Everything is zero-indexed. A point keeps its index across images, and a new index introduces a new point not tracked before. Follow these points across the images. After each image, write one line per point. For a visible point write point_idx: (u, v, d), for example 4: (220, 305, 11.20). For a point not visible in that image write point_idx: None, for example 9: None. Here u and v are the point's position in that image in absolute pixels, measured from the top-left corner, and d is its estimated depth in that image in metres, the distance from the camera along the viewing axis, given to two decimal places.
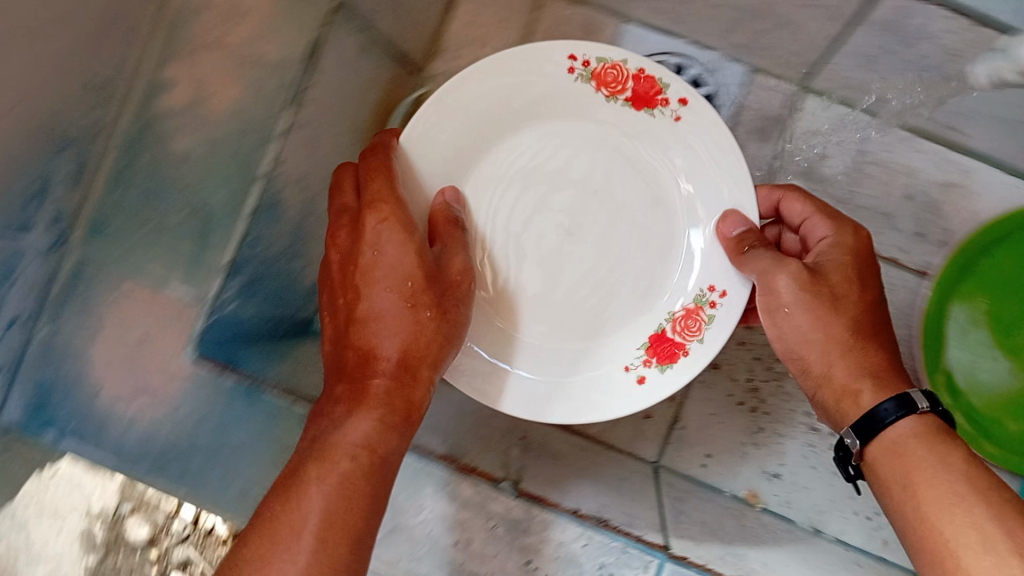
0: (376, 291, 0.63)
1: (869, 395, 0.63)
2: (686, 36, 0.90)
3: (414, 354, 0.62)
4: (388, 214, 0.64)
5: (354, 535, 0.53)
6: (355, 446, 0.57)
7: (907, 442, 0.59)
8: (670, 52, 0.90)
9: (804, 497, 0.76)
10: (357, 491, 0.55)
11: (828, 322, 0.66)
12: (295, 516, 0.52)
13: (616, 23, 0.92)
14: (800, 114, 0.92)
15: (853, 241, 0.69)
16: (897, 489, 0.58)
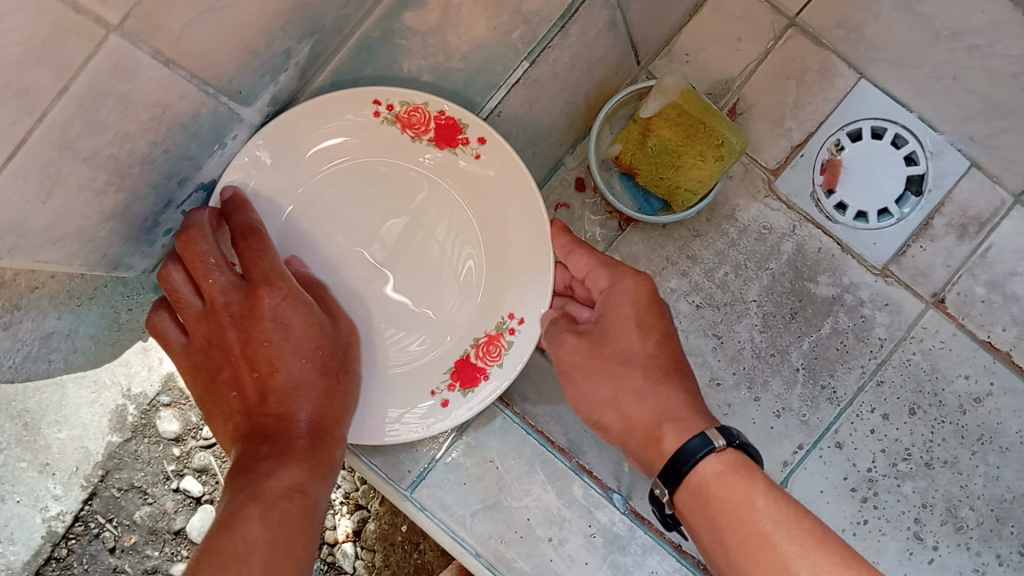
0: (287, 356, 0.54)
1: (671, 441, 0.51)
2: (918, 112, 0.76)
3: (325, 417, 0.54)
4: (287, 291, 0.54)
5: (298, 560, 0.48)
6: (272, 502, 0.49)
7: (709, 480, 0.49)
8: (891, 123, 0.76)
9: None
10: (296, 529, 0.49)
11: (621, 381, 0.54)
12: (242, 564, 0.45)
13: (854, 76, 0.76)
14: (1003, 224, 0.74)
15: (634, 292, 0.56)
16: (713, 536, 0.48)
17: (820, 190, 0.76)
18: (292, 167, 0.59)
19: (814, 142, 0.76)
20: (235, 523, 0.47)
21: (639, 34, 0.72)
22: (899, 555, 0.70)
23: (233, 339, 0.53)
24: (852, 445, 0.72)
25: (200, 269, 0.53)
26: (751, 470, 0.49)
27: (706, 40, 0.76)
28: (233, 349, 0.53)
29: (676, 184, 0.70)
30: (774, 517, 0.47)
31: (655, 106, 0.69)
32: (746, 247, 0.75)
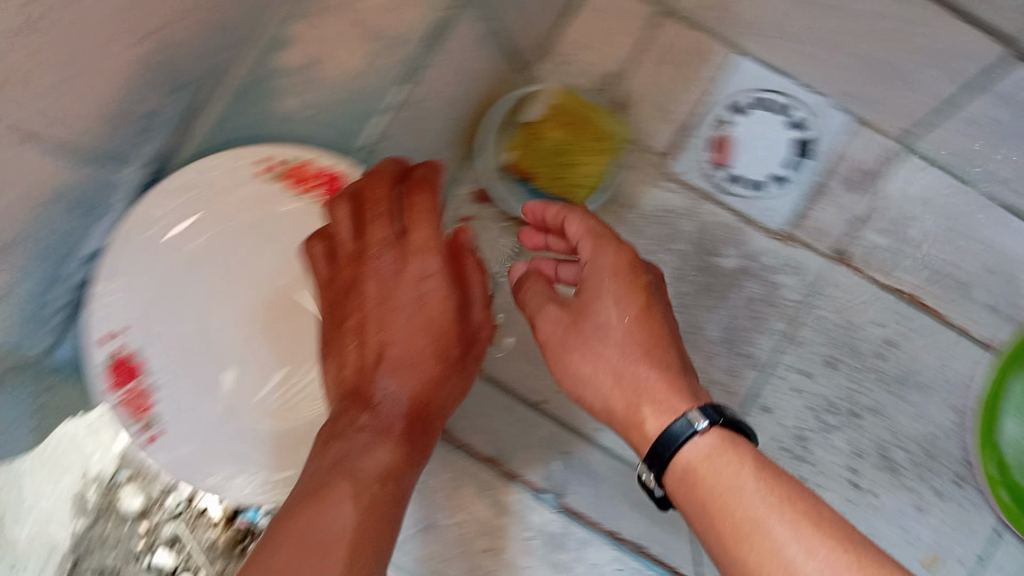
0: (393, 334, 0.56)
1: (656, 419, 0.49)
2: (796, 77, 0.77)
3: (431, 402, 0.57)
4: (427, 269, 0.56)
5: (374, 550, 0.50)
6: (361, 483, 0.52)
7: (697, 459, 0.47)
8: (775, 92, 0.76)
9: None
10: (372, 523, 0.50)
11: (605, 353, 0.52)
12: (323, 556, 0.47)
13: (729, 53, 0.77)
14: (892, 172, 0.76)
15: (610, 260, 0.54)
16: (699, 515, 0.46)
17: (710, 166, 0.77)
18: (157, 249, 0.59)
19: (699, 122, 0.77)
20: (331, 501, 0.50)
21: (507, 46, 0.74)
22: (839, 503, 0.73)
23: (366, 290, 0.56)
24: (780, 408, 0.74)
25: (373, 211, 0.56)
26: (747, 450, 0.47)
27: (581, 38, 0.78)
28: (367, 299, 0.56)
29: (569, 180, 0.72)
30: (762, 502, 0.45)
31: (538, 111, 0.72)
32: (649, 233, 0.77)
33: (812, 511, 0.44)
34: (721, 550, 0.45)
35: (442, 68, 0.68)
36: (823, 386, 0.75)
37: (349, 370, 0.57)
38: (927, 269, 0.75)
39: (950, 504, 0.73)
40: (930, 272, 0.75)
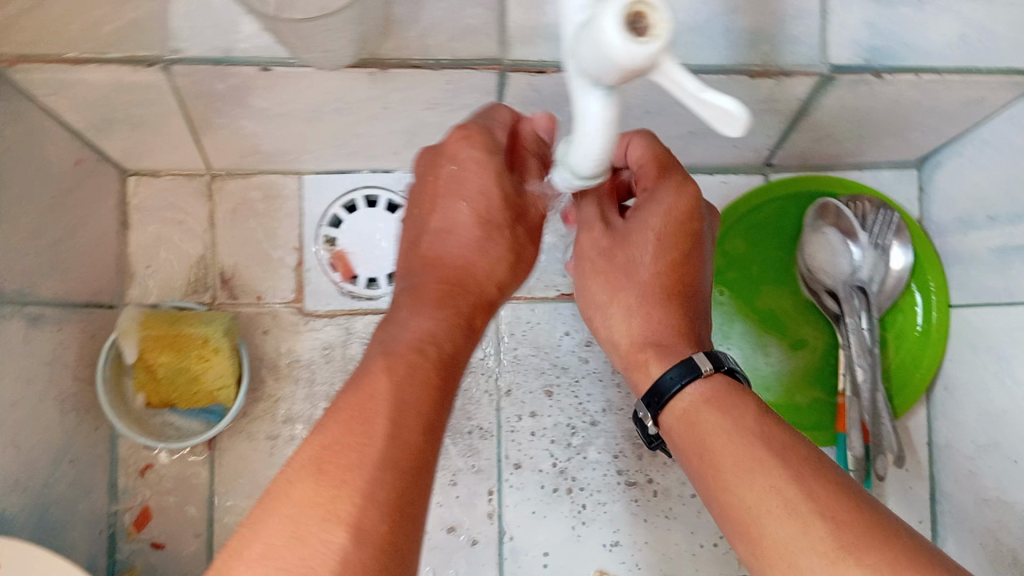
0: (461, 206, 0.54)
1: (658, 365, 0.53)
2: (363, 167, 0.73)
3: (481, 272, 0.55)
4: (472, 138, 0.53)
5: (429, 424, 0.44)
6: (394, 357, 0.47)
7: (691, 405, 0.51)
8: (354, 190, 0.74)
9: (649, 548, 0.75)
10: (430, 387, 0.46)
11: (617, 290, 0.56)
12: (373, 418, 0.43)
13: (291, 177, 0.73)
14: None
15: (676, 202, 0.54)
16: (700, 459, 0.49)
17: (343, 285, 0.73)
18: None
19: (306, 251, 0.74)
20: (370, 381, 0.44)
21: (78, 300, 0.66)
22: (627, 509, 0.75)
23: (444, 197, 0.55)
24: (527, 458, 0.75)
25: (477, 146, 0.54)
26: (745, 399, 0.50)
27: (154, 236, 0.73)
28: (435, 187, 0.56)
29: (205, 390, 0.68)
30: (757, 449, 0.46)
31: (132, 348, 0.67)
32: (326, 377, 0.73)
33: (810, 462, 0.45)
34: (713, 494, 0.47)
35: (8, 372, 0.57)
36: (549, 417, 0.76)
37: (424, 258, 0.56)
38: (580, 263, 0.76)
39: None
40: None
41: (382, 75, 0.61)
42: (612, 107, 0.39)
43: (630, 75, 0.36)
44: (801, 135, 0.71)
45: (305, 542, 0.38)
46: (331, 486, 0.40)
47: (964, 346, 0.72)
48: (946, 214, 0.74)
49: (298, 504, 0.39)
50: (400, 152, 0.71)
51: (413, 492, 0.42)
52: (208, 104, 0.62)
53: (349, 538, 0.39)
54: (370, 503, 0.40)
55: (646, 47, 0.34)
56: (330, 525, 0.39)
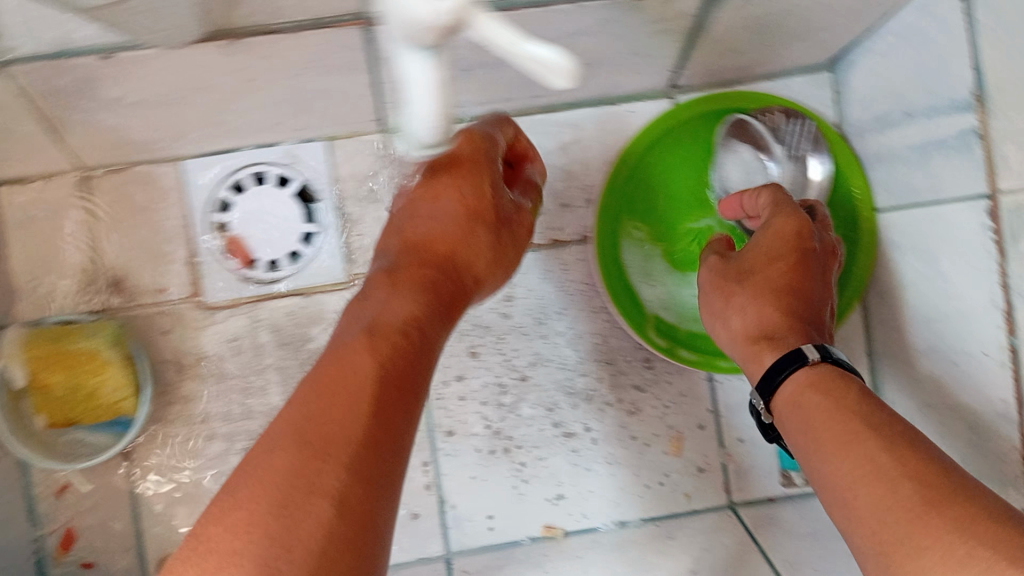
0: (439, 196, 0.51)
1: (771, 355, 0.55)
2: (244, 144, 0.68)
3: (462, 258, 0.51)
4: (467, 136, 0.51)
5: (400, 427, 0.40)
6: (376, 338, 0.43)
7: (798, 384, 0.53)
8: (239, 170, 0.69)
9: (596, 496, 0.71)
10: (398, 368, 0.42)
11: (739, 301, 0.59)
12: (347, 405, 0.39)
13: (171, 165, 0.69)
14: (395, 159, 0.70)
15: (780, 223, 0.59)
16: (806, 437, 0.50)
17: (242, 272, 0.70)
18: None
19: (200, 242, 0.69)
20: (350, 356, 0.41)
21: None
22: (569, 462, 0.71)
23: (428, 179, 0.52)
24: (459, 423, 0.71)
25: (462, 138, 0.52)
26: (850, 383, 0.51)
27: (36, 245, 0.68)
28: (422, 173, 0.52)
29: (106, 401, 0.65)
30: (846, 429, 0.47)
31: (20, 372, 0.63)
32: (238, 370, 0.70)
33: (904, 437, 0.46)
34: (836, 491, 0.47)
35: None
36: (476, 377, 0.71)
37: (404, 242, 0.52)
38: None
39: (655, 389, 0.72)
40: None
41: (241, 47, 0.56)
42: (436, 70, 0.35)
43: (439, 33, 0.32)
44: (703, 52, 0.66)
45: (289, 509, 0.35)
46: (314, 452, 0.37)
47: (894, 251, 0.69)
48: (864, 115, 0.70)
49: (246, 484, 0.36)
50: (281, 123, 0.67)
51: (389, 468, 0.38)
52: (58, 103, 0.57)
53: (334, 511, 0.35)
54: (354, 470, 0.37)
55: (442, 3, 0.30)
56: (315, 496, 0.35)
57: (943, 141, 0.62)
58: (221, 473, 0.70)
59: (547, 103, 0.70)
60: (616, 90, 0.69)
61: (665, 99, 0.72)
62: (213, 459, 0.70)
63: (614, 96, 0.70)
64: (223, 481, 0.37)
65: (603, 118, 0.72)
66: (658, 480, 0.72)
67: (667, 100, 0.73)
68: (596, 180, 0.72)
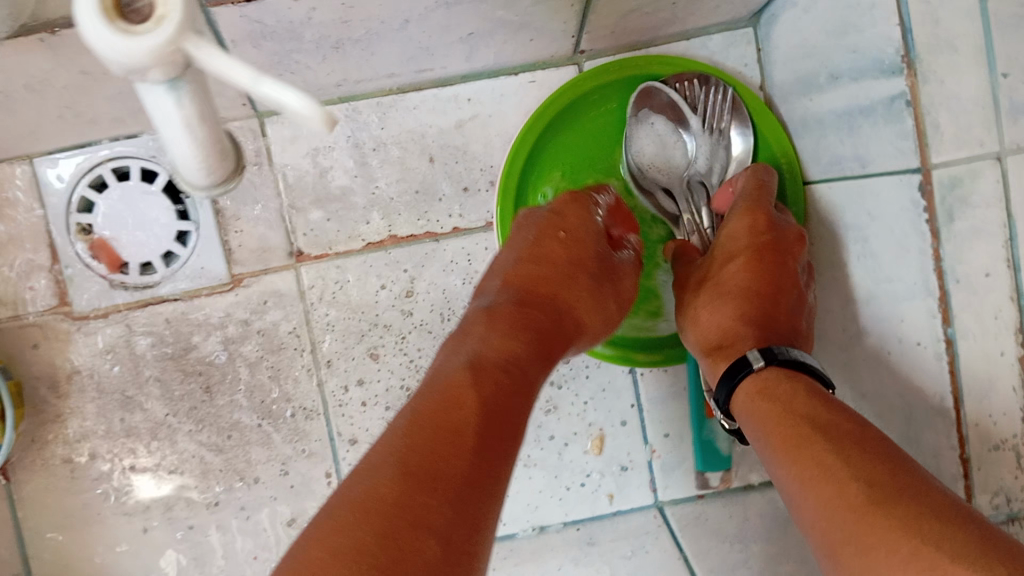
0: (568, 232, 0.57)
1: (722, 363, 0.54)
2: (100, 138, 0.61)
3: (567, 301, 0.54)
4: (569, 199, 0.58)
5: (501, 472, 0.39)
6: (481, 373, 0.44)
7: (760, 381, 0.50)
8: (99, 166, 0.63)
9: (514, 501, 0.66)
10: (505, 410, 0.42)
11: (698, 304, 0.57)
12: (456, 437, 0.38)
13: (22, 165, 0.62)
14: (272, 146, 0.63)
15: (747, 219, 0.57)
16: (763, 445, 0.47)
17: (112, 278, 0.64)
18: None
19: (63, 247, 0.63)
20: (454, 397, 0.41)
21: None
22: None
23: (535, 233, 0.56)
24: (361, 431, 0.66)
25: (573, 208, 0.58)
26: (802, 384, 0.48)
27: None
28: (541, 220, 0.57)
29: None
30: (803, 425, 0.45)
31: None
32: (115, 384, 0.64)
33: (858, 432, 0.43)
34: (792, 497, 0.43)
35: None
36: (377, 380, 0.66)
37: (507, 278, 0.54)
38: (384, 200, 0.65)
39: (573, 385, 0.67)
40: (385, 202, 0.65)
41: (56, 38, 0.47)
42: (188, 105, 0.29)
43: (164, 70, 0.27)
44: (604, 14, 0.59)
45: (395, 539, 0.33)
46: (414, 483, 0.35)
47: (822, 226, 0.63)
48: (788, 76, 0.64)
49: (383, 486, 0.35)
50: (137, 113, 0.60)
51: (489, 509, 0.37)
52: None
53: (440, 550, 0.33)
54: (454, 506, 0.35)
55: (144, 36, 0.25)
56: (421, 525, 0.34)
57: (867, 109, 0.56)
58: (107, 493, 0.65)
59: (437, 78, 0.63)
60: (512, 59, 0.63)
61: (568, 66, 0.65)
62: (97, 480, 0.65)
63: (511, 65, 0.63)
64: (329, 500, 0.36)
65: (501, 90, 0.65)
66: (579, 481, 0.67)
67: (573, 67, 0.66)
68: (498, 159, 0.66)
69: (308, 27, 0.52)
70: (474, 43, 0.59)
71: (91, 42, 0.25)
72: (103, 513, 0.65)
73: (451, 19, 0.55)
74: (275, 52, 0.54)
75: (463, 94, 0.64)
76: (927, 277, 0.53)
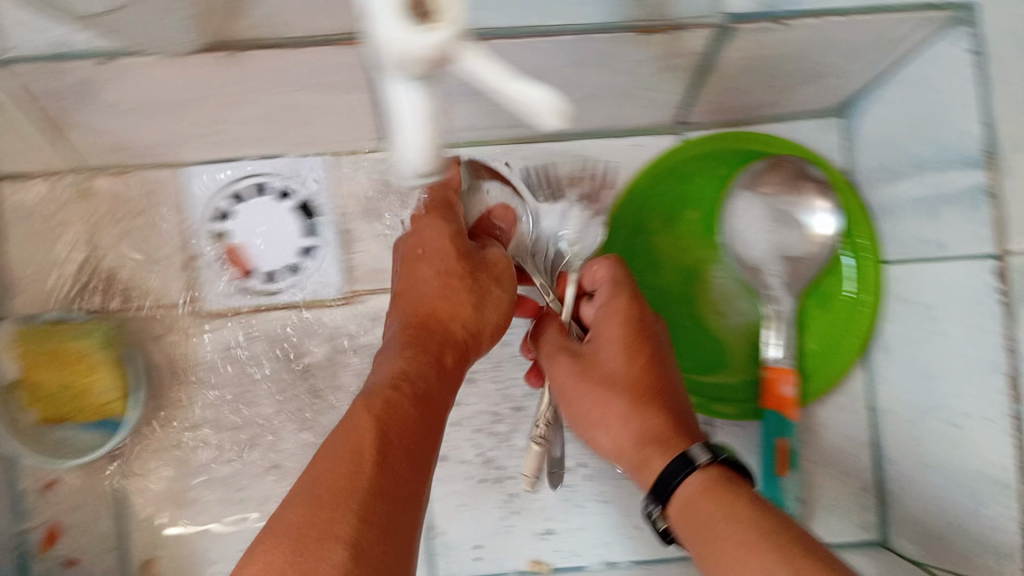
0: (423, 266, 0.59)
1: (659, 462, 0.52)
2: (248, 156, 0.69)
3: (447, 314, 0.57)
4: (433, 206, 0.61)
5: (404, 473, 0.47)
6: (381, 393, 0.50)
7: (687, 513, 0.49)
8: (239, 181, 0.69)
9: (587, 534, 0.73)
10: (407, 427, 0.49)
11: (598, 392, 0.55)
12: (356, 457, 0.46)
13: (175, 173, 0.69)
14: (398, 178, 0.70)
15: (623, 304, 0.57)
16: (702, 574, 0.47)
17: (240, 283, 0.70)
18: None
19: (199, 251, 0.70)
20: (352, 421, 0.48)
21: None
22: (559, 496, 0.73)
23: (433, 247, 0.59)
24: (452, 449, 0.73)
25: (441, 212, 0.60)
26: (746, 490, 0.48)
27: (31, 246, 0.68)
28: (425, 236, 0.59)
29: (95, 402, 0.65)
30: (735, 540, 0.44)
31: (12, 366, 0.63)
32: (231, 379, 0.70)
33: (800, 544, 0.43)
34: None
35: None
36: (469, 403, 0.73)
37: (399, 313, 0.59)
38: None
39: None
40: None
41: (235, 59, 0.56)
42: (422, 98, 0.35)
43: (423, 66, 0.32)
44: (710, 90, 0.66)
45: (305, 556, 0.41)
46: (323, 508, 0.43)
47: (897, 303, 0.68)
48: (873, 163, 0.69)
49: (297, 521, 0.42)
50: (282, 136, 0.66)
51: (398, 516, 0.45)
52: (54, 102, 0.58)
53: (348, 558, 0.41)
54: (359, 518, 0.43)
55: (428, 36, 0.30)
56: (329, 542, 0.41)
57: (948, 195, 0.61)
58: (209, 480, 0.70)
59: (553, 133, 0.70)
60: (621, 124, 0.69)
61: (671, 135, 0.72)
62: (202, 466, 0.70)
63: (621, 127, 0.70)
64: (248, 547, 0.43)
65: (607, 151, 0.72)
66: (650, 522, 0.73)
67: (676, 137, 0.72)
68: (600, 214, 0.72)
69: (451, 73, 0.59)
70: (590, 103, 0.66)
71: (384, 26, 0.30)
72: (202, 498, 0.70)
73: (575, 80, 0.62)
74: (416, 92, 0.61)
75: (572, 151, 0.72)
76: (997, 353, 0.57)
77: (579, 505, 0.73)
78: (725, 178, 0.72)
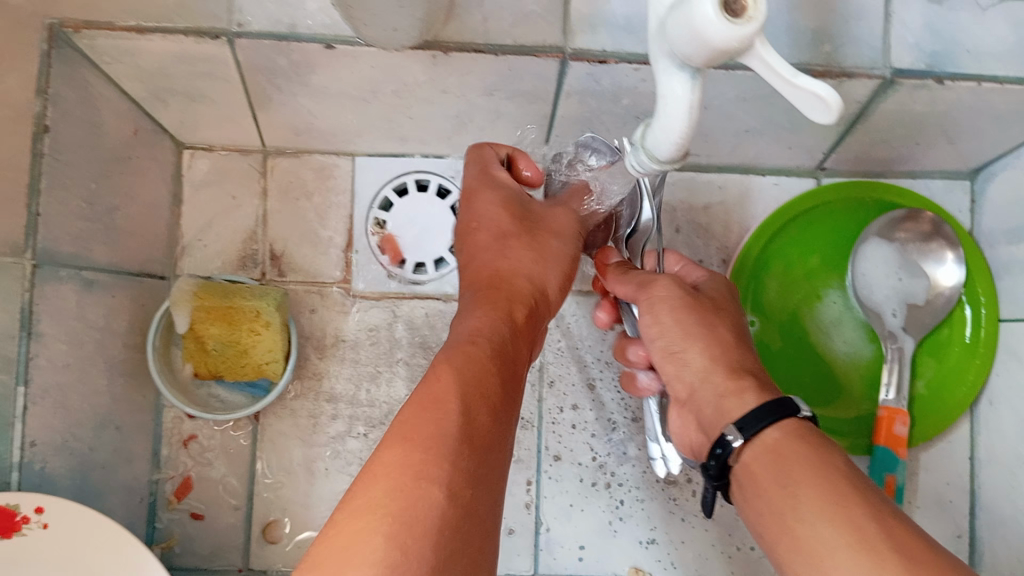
0: (488, 236, 0.60)
1: (753, 395, 0.50)
2: (417, 152, 0.74)
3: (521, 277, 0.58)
4: (479, 173, 0.62)
5: (489, 405, 0.45)
6: (456, 351, 0.47)
7: (759, 455, 0.47)
8: (403, 175, 0.75)
9: (686, 549, 0.75)
10: (487, 377, 0.46)
11: (708, 325, 0.54)
12: (442, 402, 0.42)
13: (347, 161, 0.75)
14: None
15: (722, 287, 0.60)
16: (764, 512, 0.46)
17: (391, 268, 0.75)
18: None
19: (358, 235, 0.75)
20: (433, 374, 0.44)
21: (133, 267, 0.68)
22: (665, 509, 0.75)
23: (495, 207, 0.61)
24: (567, 450, 0.75)
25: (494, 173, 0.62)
26: (835, 447, 0.46)
27: (210, 212, 0.74)
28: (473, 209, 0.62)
29: (253, 362, 0.69)
30: (817, 495, 0.43)
31: (183, 317, 0.67)
32: (371, 359, 0.74)
33: (890, 510, 0.41)
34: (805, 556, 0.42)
35: (64, 333, 0.59)
36: (587, 409, 0.76)
37: (473, 275, 0.59)
38: None
39: None
40: None
41: (443, 58, 0.59)
42: (695, 85, 0.41)
43: (723, 53, 0.38)
44: (855, 140, 0.70)
45: (403, 493, 0.37)
46: (420, 451, 0.39)
47: (1010, 358, 0.71)
48: (997, 226, 0.73)
49: (383, 495, 0.37)
50: (453, 137, 0.72)
51: (487, 468, 0.42)
52: (269, 84, 0.63)
53: (444, 499, 0.38)
54: (450, 464, 0.39)
55: (742, 28, 0.36)
56: (424, 481, 0.38)
57: None
58: (336, 453, 0.74)
59: (697, 164, 0.75)
60: (761, 162, 0.75)
61: (808, 178, 0.77)
62: (332, 438, 0.74)
63: (761, 166, 0.76)
64: (327, 525, 0.37)
65: (744, 188, 0.77)
66: (748, 545, 0.75)
67: (810, 181, 0.77)
68: (732, 244, 0.77)
69: (631, 94, 0.64)
70: (742, 140, 0.71)
71: (703, 17, 0.36)
72: (329, 469, 0.73)
73: (740, 117, 0.67)
74: (593, 109, 0.66)
75: (715, 182, 0.77)
76: None
77: (681, 519, 0.75)
78: (857, 224, 0.76)
